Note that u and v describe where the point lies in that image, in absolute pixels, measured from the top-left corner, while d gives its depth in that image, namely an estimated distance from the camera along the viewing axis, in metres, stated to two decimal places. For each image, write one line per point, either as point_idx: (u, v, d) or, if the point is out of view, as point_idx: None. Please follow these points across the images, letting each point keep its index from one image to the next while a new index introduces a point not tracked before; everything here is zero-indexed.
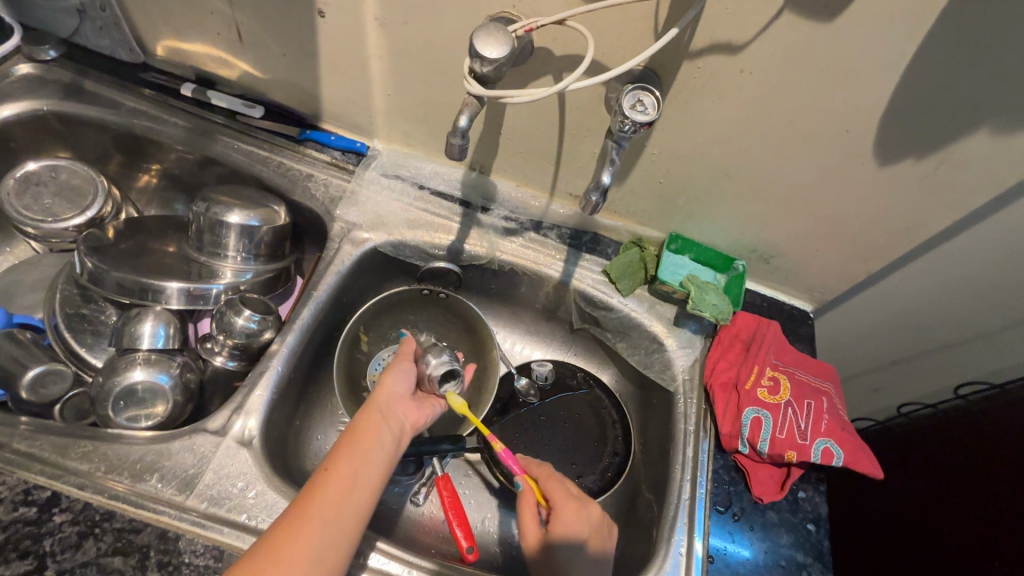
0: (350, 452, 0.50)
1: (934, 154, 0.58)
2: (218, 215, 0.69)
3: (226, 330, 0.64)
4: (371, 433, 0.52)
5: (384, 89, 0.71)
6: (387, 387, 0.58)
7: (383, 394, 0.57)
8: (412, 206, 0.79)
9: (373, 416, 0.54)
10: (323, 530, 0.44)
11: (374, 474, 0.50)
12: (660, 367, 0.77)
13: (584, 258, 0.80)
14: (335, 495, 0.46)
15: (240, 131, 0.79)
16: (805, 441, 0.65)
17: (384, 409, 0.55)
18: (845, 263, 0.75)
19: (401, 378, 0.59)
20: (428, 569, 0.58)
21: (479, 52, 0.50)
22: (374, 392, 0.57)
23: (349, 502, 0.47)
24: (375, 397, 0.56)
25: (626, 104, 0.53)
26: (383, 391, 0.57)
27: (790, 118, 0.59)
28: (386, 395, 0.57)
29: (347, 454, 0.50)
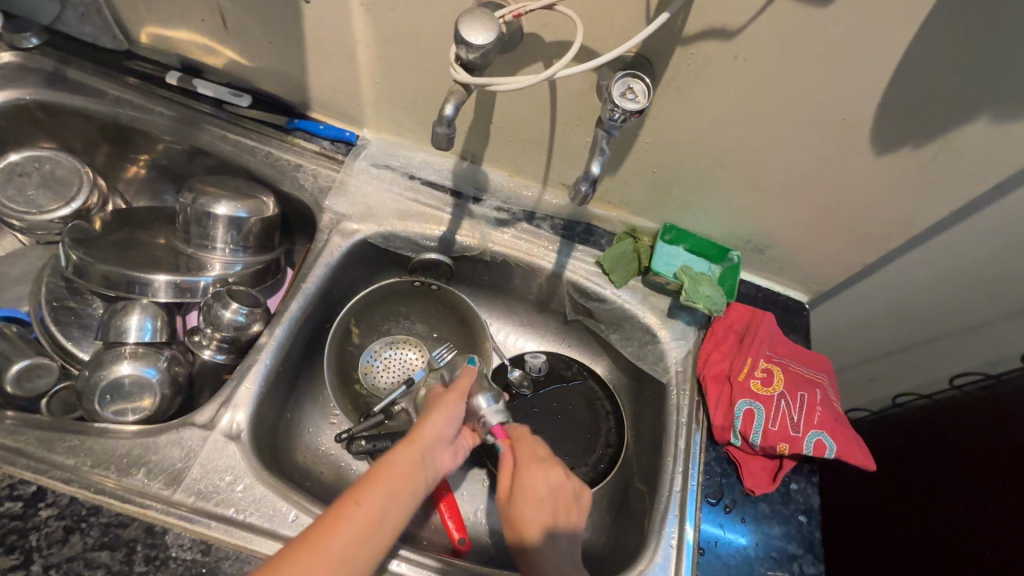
0: (383, 489, 0.50)
1: (932, 142, 0.56)
2: (206, 207, 0.68)
3: (213, 323, 0.64)
4: (407, 473, 0.52)
5: (372, 76, 0.69)
6: (433, 427, 0.57)
7: (428, 435, 0.56)
8: (402, 197, 0.78)
9: (413, 455, 0.54)
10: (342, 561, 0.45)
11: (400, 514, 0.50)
12: (654, 359, 0.76)
13: (578, 249, 0.79)
14: (362, 529, 0.47)
15: (227, 120, 0.77)
16: (798, 433, 0.64)
17: (426, 452, 0.55)
18: (841, 253, 0.74)
19: (448, 421, 0.58)
20: (434, 567, 0.58)
21: (464, 38, 0.48)
22: (418, 429, 0.56)
23: (373, 536, 0.47)
24: (419, 436, 0.56)
25: (615, 92, 0.52)
26: (429, 432, 0.57)
27: (784, 106, 0.58)
28: (429, 437, 0.56)
29: (381, 487, 0.50)
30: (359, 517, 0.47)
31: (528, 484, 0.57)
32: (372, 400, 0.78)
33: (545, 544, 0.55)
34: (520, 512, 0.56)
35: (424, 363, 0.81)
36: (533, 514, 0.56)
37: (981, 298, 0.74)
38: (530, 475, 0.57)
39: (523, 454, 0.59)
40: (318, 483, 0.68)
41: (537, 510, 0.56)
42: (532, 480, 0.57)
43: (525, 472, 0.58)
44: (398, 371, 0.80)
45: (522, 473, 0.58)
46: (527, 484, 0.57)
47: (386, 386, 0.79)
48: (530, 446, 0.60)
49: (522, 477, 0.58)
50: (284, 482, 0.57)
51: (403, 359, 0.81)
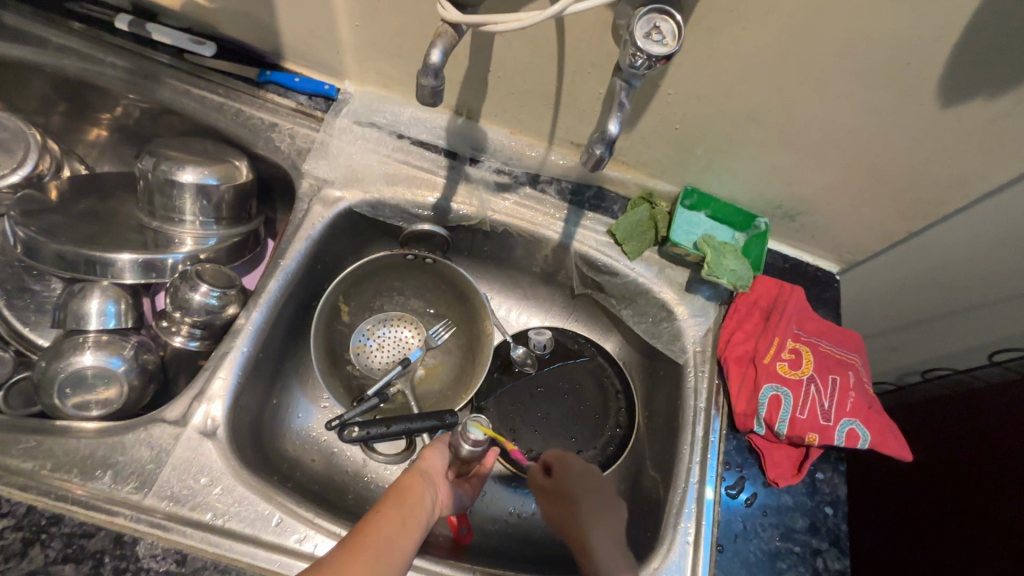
0: (396, 496, 0.51)
1: (1010, 92, 0.48)
2: (169, 174, 0.61)
3: (182, 306, 0.57)
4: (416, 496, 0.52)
5: (351, 17, 0.60)
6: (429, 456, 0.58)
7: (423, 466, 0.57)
8: (390, 159, 0.69)
9: (416, 473, 0.55)
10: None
11: (417, 532, 0.50)
12: (669, 338, 0.70)
13: (587, 217, 0.71)
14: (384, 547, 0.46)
15: (188, 71, 0.68)
16: (828, 423, 0.59)
17: (426, 469, 0.56)
18: (883, 220, 0.66)
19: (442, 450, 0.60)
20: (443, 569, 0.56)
21: None
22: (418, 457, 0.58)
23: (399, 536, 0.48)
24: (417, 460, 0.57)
25: (637, 33, 0.41)
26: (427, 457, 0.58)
27: (838, 47, 0.48)
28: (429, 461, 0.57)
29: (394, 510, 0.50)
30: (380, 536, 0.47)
31: (558, 484, 0.60)
32: (366, 381, 0.72)
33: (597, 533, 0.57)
34: (569, 496, 0.60)
35: (420, 341, 0.75)
36: (580, 493, 0.59)
37: None
38: (559, 459, 0.62)
39: (549, 452, 0.63)
40: (308, 473, 0.64)
41: (582, 490, 0.59)
42: (570, 465, 0.61)
43: (559, 464, 0.62)
44: (393, 351, 0.74)
45: (554, 466, 0.62)
46: (563, 472, 0.61)
47: (381, 367, 0.73)
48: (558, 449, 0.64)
49: (558, 469, 0.61)
50: (266, 481, 0.52)
51: (397, 337, 0.75)
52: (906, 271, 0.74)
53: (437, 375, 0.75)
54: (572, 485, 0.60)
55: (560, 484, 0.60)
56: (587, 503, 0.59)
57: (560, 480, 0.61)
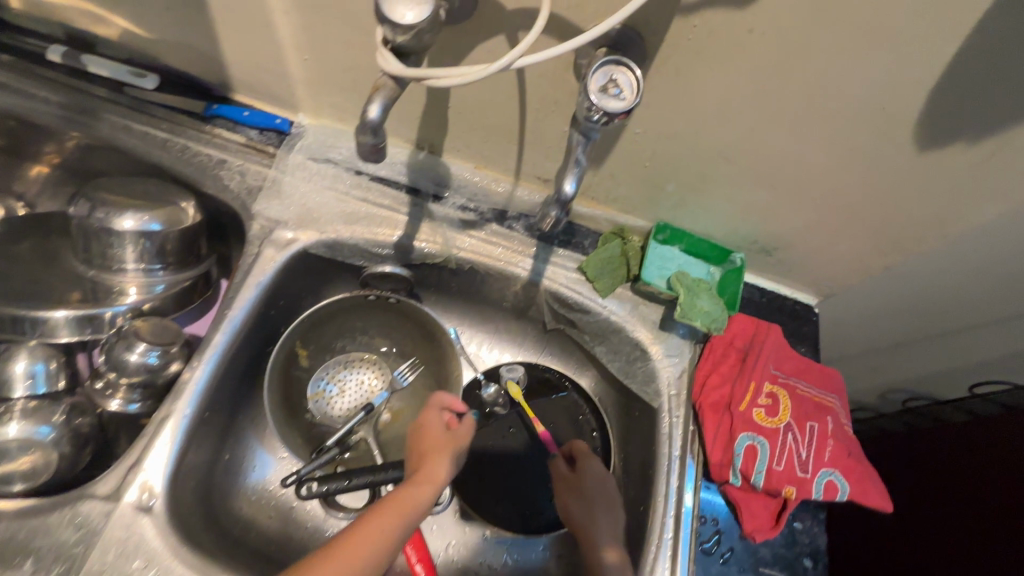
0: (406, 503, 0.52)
1: (990, 138, 0.45)
2: (106, 222, 0.57)
3: (117, 367, 0.53)
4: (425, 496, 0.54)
5: (301, 51, 0.56)
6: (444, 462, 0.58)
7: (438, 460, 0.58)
8: (348, 196, 0.66)
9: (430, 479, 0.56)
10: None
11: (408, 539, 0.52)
12: (644, 380, 0.67)
13: (557, 253, 0.68)
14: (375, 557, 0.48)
15: (127, 105, 0.63)
16: (806, 474, 0.56)
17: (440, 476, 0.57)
18: (860, 257, 0.64)
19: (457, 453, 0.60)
20: None
21: (388, 15, 0.36)
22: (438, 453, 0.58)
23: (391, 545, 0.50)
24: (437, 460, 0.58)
25: (592, 86, 0.38)
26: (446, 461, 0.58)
27: (809, 91, 0.46)
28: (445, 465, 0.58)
29: (394, 516, 0.51)
30: (374, 541, 0.49)
31: (579, 476, 0.65)
32: (328, 430, 0.69)
33: (602, 532, 0.60)
34: (584, 490, 0.64)
35: (385, 384, 0.72)
36: (594, 490, 0.64)
37: (1018, 303, 0.65)
38: (583, 451, 0.67)
39: (576, 443, 0.68)
40: (262, 534, 0.61)
41: (596, 488, 0.64)
42: (592, 464, 0.65)
43: (584, 459, 0.66)
44: (356, 396, 0.71)
45: (579, 459, 0.66)
46: (586, 464, 0.66)
47: (342, 414, 0.70)
48: (586, 446, 0.68)
49: (581, 462, 0.66)
50: (209, 558, 0.49)
51: (360, 381, 0.72)
52: (886, 304, 0.72)
53: (403, 420, 0.71)
54: (590, 480, 0.64)
55: (581, 476, 0.65)
56: (598, 500, 0.63)
57: (583, 472, 0.65)
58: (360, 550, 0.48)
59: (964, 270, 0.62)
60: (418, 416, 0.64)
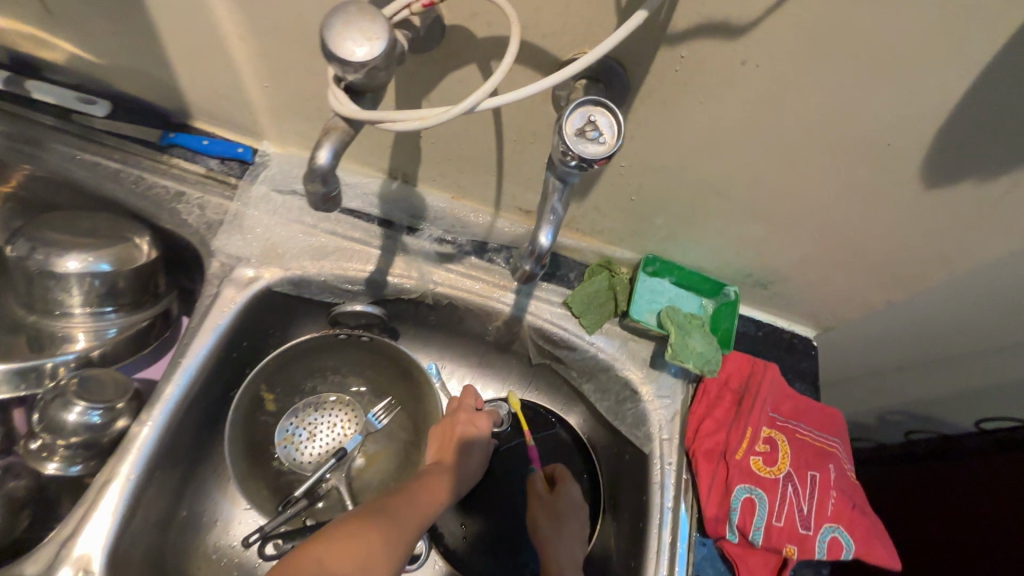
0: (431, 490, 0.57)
1: (1002, 177, 0.42)
2: (48, 264, 0.53)
3: (52, 429, 0.49)
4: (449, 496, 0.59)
5: (260, 78, 0.52)
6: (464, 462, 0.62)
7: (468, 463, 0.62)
8: (315, 230, 0.61)
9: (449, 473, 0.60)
10: (395, 562, 0.48)
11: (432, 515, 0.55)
12: (634, 421, 0.63)
13: (541, 286, 0.64)
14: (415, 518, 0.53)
15: (76, 134, 0.59)
16: (808, 531, 0.52)
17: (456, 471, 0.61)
18: (860, 291, 0.60)
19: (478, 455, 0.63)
20: None
21: (335, 51, 0.32)
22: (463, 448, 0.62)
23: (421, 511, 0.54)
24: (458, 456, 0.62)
25: (568, 128, 0.34)
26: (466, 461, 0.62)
27: (807, 125, 0.42)
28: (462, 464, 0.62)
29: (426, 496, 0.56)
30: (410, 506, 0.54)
31: (556, 498, 0.63)
32: (297, 479, 0.64)
33: (566, 560, 0.58)
34: (558, 513, 0.62)
35: (358, 427, 0.68)
36: (567, 516, 0.62)
37: None
38: (563, 475, 0.65)
39: (559, 466, 0.66)
40: None
41: (569, 514, 0.62)
42: (571, 490, 0.63)
43: (565, 483, 0.64)
44: (327, 440, 0.66)
45: (560, 481, 0.64)
46: (563, 488, 0.63)
47: (312, 461, 0.65)
48: (567, 469, 0.66)
49: (562, 485, 0.64)
50: None
51: (332, 423, 0.67)
52: (886, 338, 0.68)
53: (378, 465, 0.67)
54: (566, 504, 0.62)
55: (558, 499, 0.63)
56: (569, 527, 0.61)
57: (558, 495, 0.63)
58: (401, 510, 0.52)
59: (968, 307, 0.58)
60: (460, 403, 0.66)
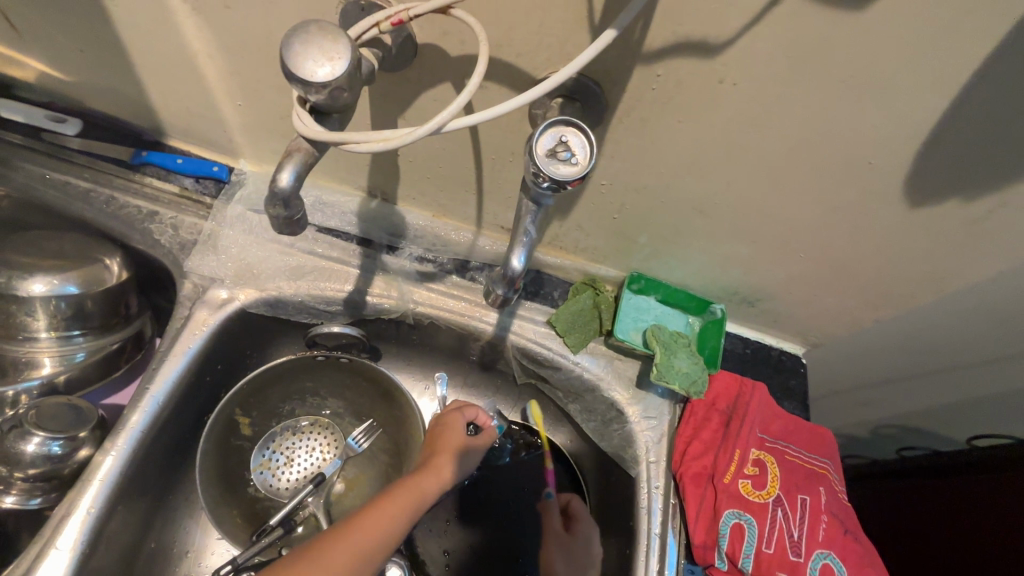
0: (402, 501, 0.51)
1: (985, 196, 0.41)
2: (14, 287, 0.51)
3: (9, 461, 0.46)
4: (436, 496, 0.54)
5: (233, 95, 0.51)
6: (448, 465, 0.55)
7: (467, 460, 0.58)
8: (292, 249, 0.60)
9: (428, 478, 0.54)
10: None
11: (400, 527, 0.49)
12: (621, 443, 0.61)
13: (524, 305, 0.63)
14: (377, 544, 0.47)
15: (48, 154, 0.58)
16: (800, 558, 0.51)
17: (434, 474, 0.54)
18: (847, 308, 0.59)
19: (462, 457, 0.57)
20: None
21: (297, 71, 0.31)
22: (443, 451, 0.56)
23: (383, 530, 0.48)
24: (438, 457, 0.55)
25: (540, 148, 0.34)
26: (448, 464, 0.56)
27: (787, 144, 0.41)
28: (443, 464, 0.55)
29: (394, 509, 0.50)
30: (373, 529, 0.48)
31: (573, 539, 0.62)
32: (273, 505, 0.62)
33: None
34: (573, 557, 0.61)
35: (338, 451, 0.66)
36: (582, 561, 0.61)
37: None
38: (580, 513, 0.64)
39: (575, 500, 0.65)
40: None
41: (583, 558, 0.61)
42: (588, 532, 0.63)
43: (582, 523, 0.63)
44: (305, 464, 0.64)
45: (576, 520, 0.63)
46: (579, 531, 0.63)
47: (289, 487, 0.63)
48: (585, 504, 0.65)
49: (578, 525, 0.63)
50: None
51: (310, 447, 0.65)
52: (875, 355, 0.67)
53: (359, 489, 0.65)
54: (581, 548, 0.62)
55: (573, 541, 0.62)
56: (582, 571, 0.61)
57: (574, 538, 0.62)
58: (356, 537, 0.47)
59: (958, 325, 0.57)
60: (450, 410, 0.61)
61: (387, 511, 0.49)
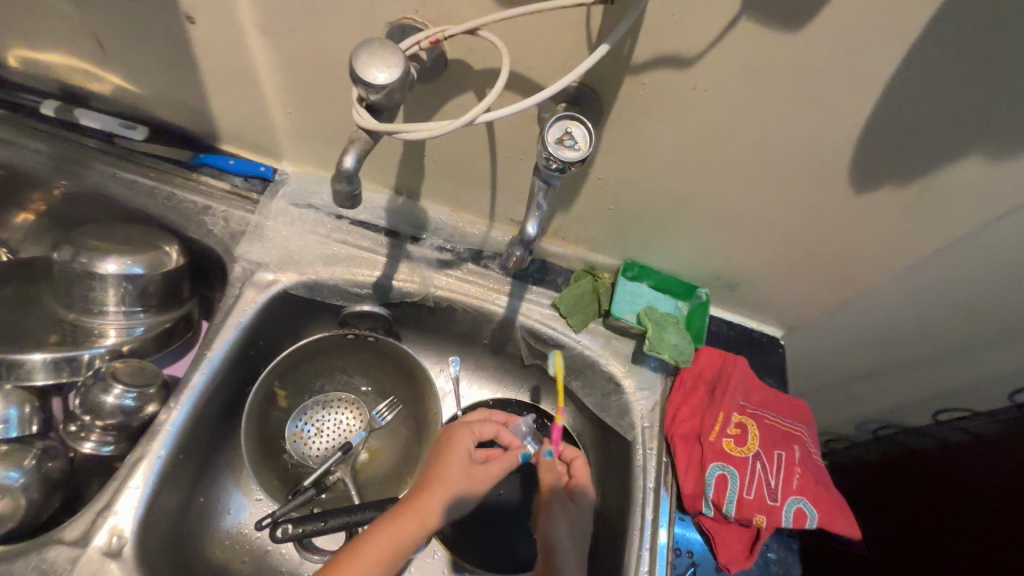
0: (412, 520, 0.55)
1: (916, 181, 0.50)
2: (89, 266, 0.59)
3: (93, 410, 0.54)
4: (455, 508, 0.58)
5: (284, 104, 0.60)
6: (460, 483, 0.59)
7: (477, 475, 0.60)
8: (328, 239, 0.68)
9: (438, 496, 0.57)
10: None
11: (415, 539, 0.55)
12: (618, 413, 0.69)
13: (531, 290, 0.71)
14: (389, 556, 0.53)
15: (118, 157, 0.66)
16: (776, 502, 0.58)
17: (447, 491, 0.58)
18: (817, 290, 0.68)
19: (480, 474, 0.61)
20: None
21: (361, 76, 0.39)
22: (456, 465, 0.60)
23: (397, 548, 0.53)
24: (451, 474, 0.59)
25: (549, 138, 0.42)
26: (460, 482, 0.59)
27: (751, 141, 0.50)
28: (458, 481, 0.59)
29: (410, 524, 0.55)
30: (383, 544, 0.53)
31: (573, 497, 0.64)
32: (305, 471, 0.69)
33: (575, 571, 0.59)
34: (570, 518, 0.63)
35: (363, 424, 0.73)
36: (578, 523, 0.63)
37: (968, 330, 0.68)
38: (581, 479, 0.65)
39: (580, 459, 0.66)
40: None
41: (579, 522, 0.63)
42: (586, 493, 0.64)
43: (581, 482, 0.65)
44: (333, 435, 0.71)
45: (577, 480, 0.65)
46: (580, 498, 0.64)
47: (319, 455, 0.70)
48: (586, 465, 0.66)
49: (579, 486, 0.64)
50: None
51: (338, 421, 0.72)
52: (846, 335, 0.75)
53: (381, 459, 0.72)
54: (578, 510, 0.63)
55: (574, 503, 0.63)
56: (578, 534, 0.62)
57: (575, 504, 0.64)
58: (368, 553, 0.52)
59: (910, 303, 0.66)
60: (470, 424, 0.64)
61: (373, 542, 0.53)
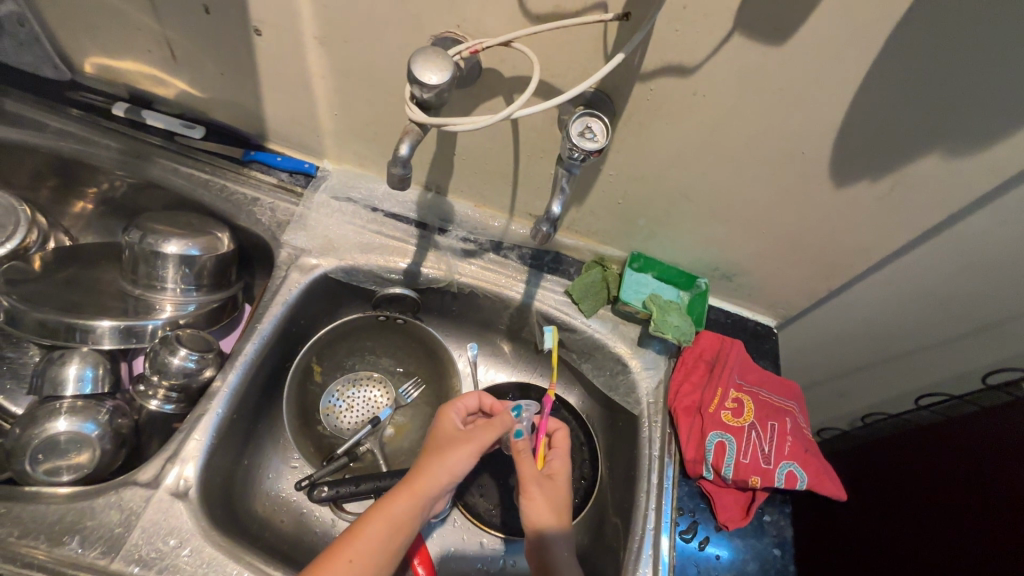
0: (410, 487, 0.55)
1: (887, 176, 0.57)
2: (154, 246, 0.65)
3: (160, 370, 0.61)
4: (454, 472, 0.57)
5: (331, 106, 0.68)
6: (453, 445, 0.59)
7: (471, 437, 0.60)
8: (364, 229, 0.76)
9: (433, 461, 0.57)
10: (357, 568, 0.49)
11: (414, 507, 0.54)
12: (625, 390, 0.75)
13: (546, 278, 0.78)
14: (389, 525, 0.53)
15: (178, 153, 0.74)
16: (770, 466, 0.64)
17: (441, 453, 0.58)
18: (807, 280, 0.75)
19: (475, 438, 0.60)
20: None
21: (418, 78, 0.47)
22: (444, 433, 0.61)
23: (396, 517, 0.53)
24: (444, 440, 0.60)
25: (573, 132, 0.50)
26: (455, 444, 0.59)
27: (744, 141, 0.58)
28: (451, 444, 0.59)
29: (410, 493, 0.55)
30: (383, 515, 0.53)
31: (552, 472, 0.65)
32: (337, 441, 0.75)
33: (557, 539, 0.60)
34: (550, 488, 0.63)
35: (390, 400, 0.79)
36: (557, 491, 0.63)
37: (943, 319, 0.75)
38: (562, 449, 0.68)
39: (562, 430, 0.69)
40: (277, 534, 0.65)
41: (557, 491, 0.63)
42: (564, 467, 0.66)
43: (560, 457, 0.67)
44: (363, 410, 0.77)
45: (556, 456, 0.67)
46: (558, 468, 0.66)
47: (351, 427, 0.76)
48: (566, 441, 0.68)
49: (557, 462, 0.66)
50: (235, 542, 0.55)
51: (367, 398, 0.78)
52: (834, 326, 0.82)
53: (406, 433, 0.78)
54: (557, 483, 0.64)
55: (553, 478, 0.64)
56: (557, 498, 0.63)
57: (552, 477, 0.64)
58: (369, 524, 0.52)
59: None
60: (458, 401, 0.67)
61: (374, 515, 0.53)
